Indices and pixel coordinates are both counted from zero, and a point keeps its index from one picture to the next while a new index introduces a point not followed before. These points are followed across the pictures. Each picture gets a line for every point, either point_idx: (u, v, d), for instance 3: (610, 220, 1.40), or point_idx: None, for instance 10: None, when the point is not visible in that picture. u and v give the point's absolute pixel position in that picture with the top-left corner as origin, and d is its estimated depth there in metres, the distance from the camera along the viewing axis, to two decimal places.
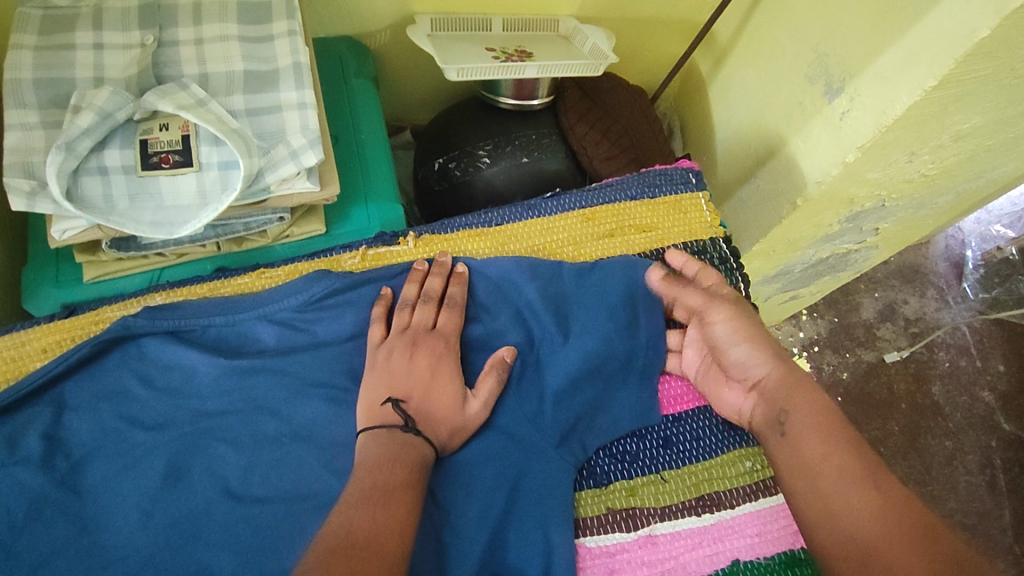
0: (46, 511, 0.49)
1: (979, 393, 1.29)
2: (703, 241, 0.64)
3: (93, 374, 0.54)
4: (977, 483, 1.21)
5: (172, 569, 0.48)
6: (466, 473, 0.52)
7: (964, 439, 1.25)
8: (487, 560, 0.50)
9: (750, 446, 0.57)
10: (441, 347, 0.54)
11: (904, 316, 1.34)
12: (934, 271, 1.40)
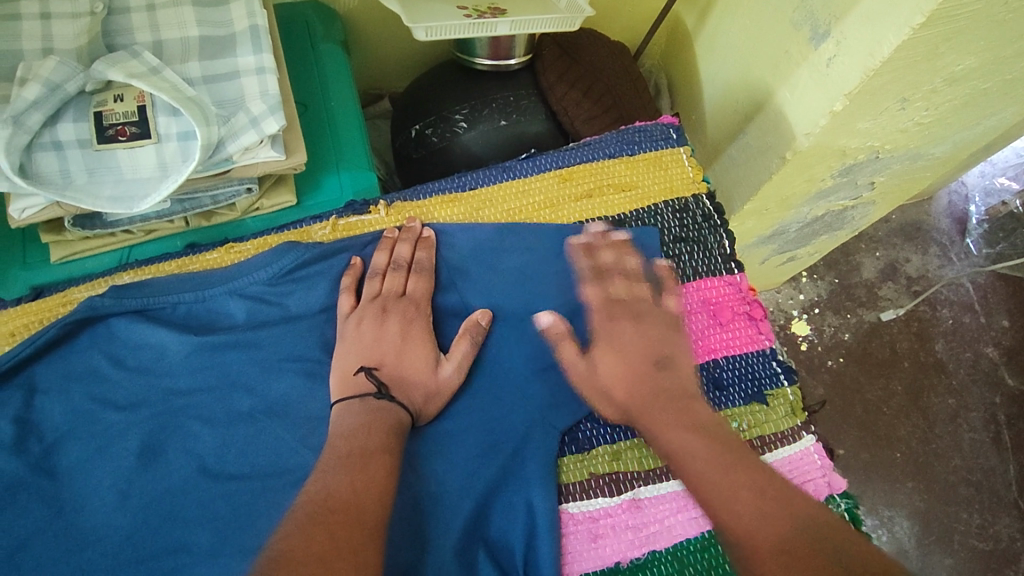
0: (21, 495, 0.49)
1: (983, 349, 1.27)
2: (685, 199, 0.61)
3: (65, 356, 0.53)
4: (981, 440, 1.20)
5: (151, 547, 0.48)
6: (442, 442, 0.51)
7: (967, 396, 1.23)
8: (470, 526, 0.49)
9: (734, 407, 0.55)
10: (412, 311, 0.54)
11: (906, 274, 1.32)
12: (937, 227, 1.37)
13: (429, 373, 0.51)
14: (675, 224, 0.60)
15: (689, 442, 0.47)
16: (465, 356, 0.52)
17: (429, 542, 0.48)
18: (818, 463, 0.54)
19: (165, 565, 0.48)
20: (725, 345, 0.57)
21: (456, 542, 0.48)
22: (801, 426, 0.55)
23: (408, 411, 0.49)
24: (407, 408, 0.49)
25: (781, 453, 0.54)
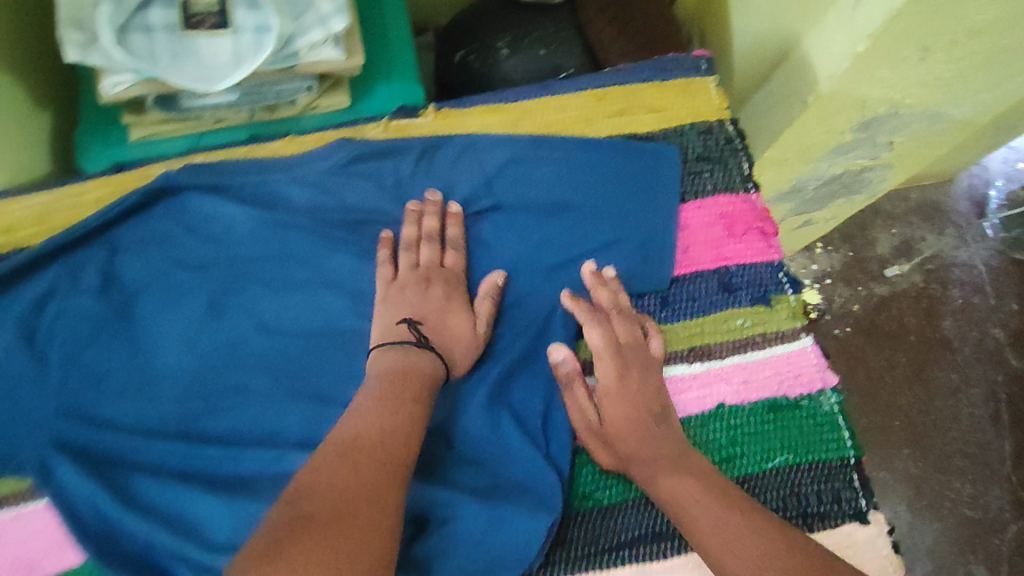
0: (107, 334, 0.55)
1: (990, 329, 1.27)
2: (710, 122, 0.65)
3: (143, 222, 0.58)
4: (980, 416, 1.20)
5: (216, 386, 0.55)
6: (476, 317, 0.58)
7: (971, 371, 1.23)
8: (497, 393, 0.55)
9: (742, 307, 0.60)
10: (451, 283, 0.57)
11: (919, 253, 1.33)
12: (954, 210, 1.37)
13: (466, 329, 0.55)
14: (699, 144, 0.64)
15: (686, 486, 0.49)
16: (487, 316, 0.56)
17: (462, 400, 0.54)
18: (814, 364, 0.59)
19: (228, 404, 0.54)
20: (737, 254, 0.61)
21: (487, 403, 0.54)
22: (800, 328, 0.60)
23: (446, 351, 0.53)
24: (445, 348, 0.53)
25: (780, 350, 0.59)
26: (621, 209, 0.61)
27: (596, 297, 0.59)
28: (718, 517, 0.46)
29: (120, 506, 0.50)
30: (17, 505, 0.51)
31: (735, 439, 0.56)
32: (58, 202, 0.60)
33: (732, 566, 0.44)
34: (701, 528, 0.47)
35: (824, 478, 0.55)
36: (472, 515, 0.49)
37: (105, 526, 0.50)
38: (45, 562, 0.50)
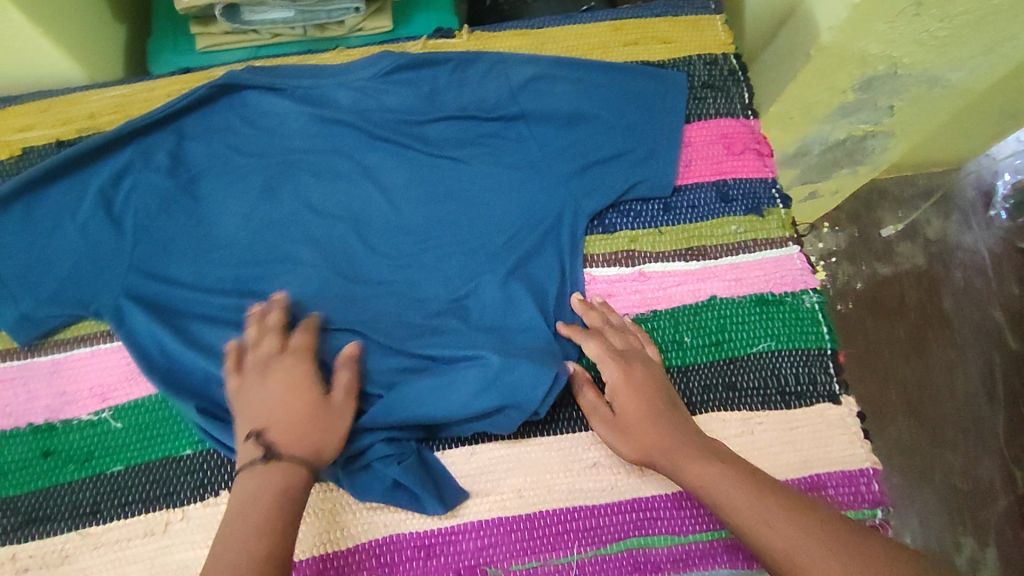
0: (173, 207, 0.63)
1: (989, 311, 1.33)
2: (715, 54, 0.71)
3: (207, 114, 0.66)
4: (975, 392, 1.25)
5: (266, 255, 0.62)
6: (497, 210, 0.65)
7: (968, 350, 1.29)
8: (513, 272, 0.62)
9: (736, 215, 0.66)
10: (294, 367, 0.54)
11: (924, 236, 1.39)
12: (961, 197, 1.42)
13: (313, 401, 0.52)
14: (704, 74, 0.71)
15: (710, 471, 0.51)
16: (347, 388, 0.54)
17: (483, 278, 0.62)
18: (798, 268, 0.65)
19: (277, 272, 0.62)
20: (734, 170, 0.68)
21: (503, 280, 0.62)
22: (788, 237, 0.66)
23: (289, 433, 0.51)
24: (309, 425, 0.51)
25: (768, 254, 0.66)
26: (631, 123, 0.67)
27: (604, 199, 0.65)
28: (750, 502, 0.48)
29: (185, 346, 0.57)
30: (93, 344, 0.60)
31: (725, 327, 0.62)
32: (134, 96, 0.68)
33: (768, 540, 0.47)
34: (734, 511, 0.49)
35: (803, 363, 0.61)
36: (488, 367, 0.55)
37: (171, 364, 0.58)
38: (118, 391, 0.59)
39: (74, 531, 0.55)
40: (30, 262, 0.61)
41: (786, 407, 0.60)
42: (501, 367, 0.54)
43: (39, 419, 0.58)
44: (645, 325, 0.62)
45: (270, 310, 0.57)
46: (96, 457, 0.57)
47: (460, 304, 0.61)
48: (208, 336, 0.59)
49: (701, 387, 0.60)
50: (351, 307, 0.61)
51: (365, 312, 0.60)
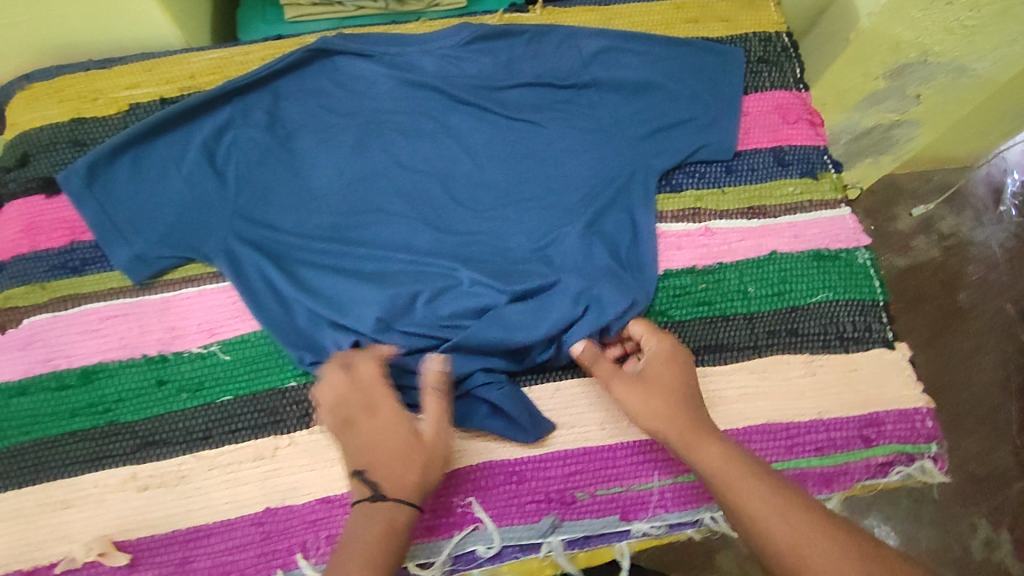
0: (271, 160, 0.68)
1: (1003, 304, 1.37)
2: (769, 32, 0.77)
3: (300, 77, 0.71)
4: (991, 381, 1.30)
5: (359, 206, 0.67)
6: (571, 169, 0.69)
7: (985, 341, 1.33)
8: (590, 227, 0.67)
9: (793, 178, 0.71)
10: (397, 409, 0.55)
11: (938, 231, 1.43)
12: (974, 195, 1.48)
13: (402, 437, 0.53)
14: (760, 49, 0.76)
15: (755, 493, 0.49)
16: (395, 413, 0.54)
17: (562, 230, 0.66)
18: (851, 226, 0.70)
19: (372, 222, 0.67)
20: (790, 137, 0.73)
21: (581, 233, 0.66)
22: (840, 200, 0.71)
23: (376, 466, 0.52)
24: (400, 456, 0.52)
25: (823, 214, 0.70)
26: (695, 92, 0.72)
27: (672, 160, 0.70)
28: (796, 531, 0.47)
29: (293, 287, 0.63)
30: (200, 284, 0.65)
31: (786, 279, 0.67)
32: (232, 58, 0.73)
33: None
34: (778, 539, 0.47)
35: (859, 312, 0.66)
36: (572, 285, 0.63)
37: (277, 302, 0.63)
38: (225, 326, 0.64)
39: (189, 454, 0.60)
40: (141, 209, 0.66)
41: (844, 351, 0.65)
42: (584, 284, 0.62)
43: (152, 351, 0.63)
44: (712, 277, 0.67)
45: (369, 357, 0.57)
46: (206, 386, 0.62)
47: (541, 253, 0.66)
48: (311, 279, 0.64)
49: (765, 333, 0.65)
50: (441, 255, 0.66)
51: (455, 258, 0.65)
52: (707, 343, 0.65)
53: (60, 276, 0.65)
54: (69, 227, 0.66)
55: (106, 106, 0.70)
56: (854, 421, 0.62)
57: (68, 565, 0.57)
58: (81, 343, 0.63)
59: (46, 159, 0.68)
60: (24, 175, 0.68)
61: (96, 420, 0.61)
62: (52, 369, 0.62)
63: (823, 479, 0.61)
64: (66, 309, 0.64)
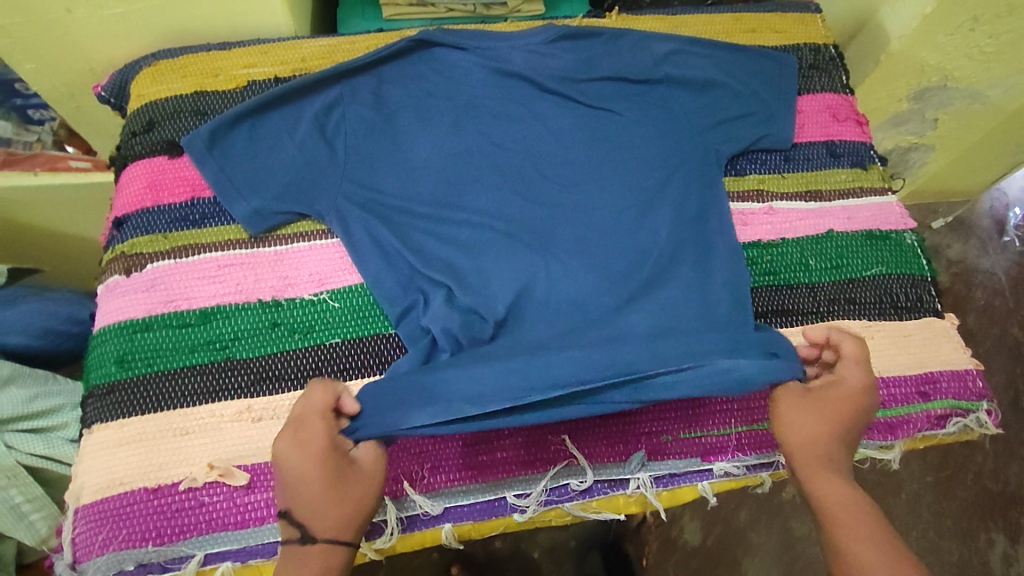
0: (376, 134, 0.76)
1: (1009, 328, 1.57)
2: (818, 43, 0.87)
3: (403, 63, 0.80)
4: (999, 399, 1.49)
5: (456, 177, 0.75)
6: (647, 150, 0.77)
7: (991, 362, 1.52)
8: (670, 207, 0.74)
9: (844, 167, 0.79)
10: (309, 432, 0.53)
11: (947, 257, 1.64)
12: (979, 225, 1.67)
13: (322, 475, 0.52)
14: (810, 58, 0.86)
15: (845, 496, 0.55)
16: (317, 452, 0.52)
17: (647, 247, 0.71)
18: (897, 211, 0.77)
19: (469, 194, 0.74)
20: (840, 133, 0.81)
21: (666, 210, 0.73)
22: (886, 188, 0.79)
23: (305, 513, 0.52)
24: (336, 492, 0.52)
25: (873, 199, 0.78)
26: (757, 88, 0.80)
27: (738, 147, 0.78)
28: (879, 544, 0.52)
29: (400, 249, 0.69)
30: (312, 239, 0.71)
31: (842, 254, 0.74)
32: (342, 47, 0.82)
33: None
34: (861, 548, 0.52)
35: (910, 284, 0.73)
36: (653, 213, 0.73)
37: (383, 258, 0.69)
38: (334, 277, 0.69)
39: (303, 389, 0.64)
40: (255, 170, 0.72)
41: (898, 318, 0.71)
42: (662, 213, 0.73)
43: (266, 296, 0.68)
44: (777, 250, 0.74)
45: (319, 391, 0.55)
46: (316, 329, 0.67)
47: (623, 225, 0.73)
48: (415, 239, 0.71)
49: (826, 300, 0.72)
50: (531, 222, 0.73)
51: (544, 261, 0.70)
52: (775, 308, 0.71)
53: (181, 228, 0.70)
54: (190, 186, 0.73)
55: (224, 82, 0.78)
56: (911, 379, 0.67)
57: (190, 487, 0.59)
58: (202, 287, 0.68)
59: (171, 126, 0.75)
60: (149, 140, 0.75)
61: (212, 356, 0.65)
62: (173, 309, 0.66)
63: (888, 428, 0.65)
64: (188, 257, 0.69)
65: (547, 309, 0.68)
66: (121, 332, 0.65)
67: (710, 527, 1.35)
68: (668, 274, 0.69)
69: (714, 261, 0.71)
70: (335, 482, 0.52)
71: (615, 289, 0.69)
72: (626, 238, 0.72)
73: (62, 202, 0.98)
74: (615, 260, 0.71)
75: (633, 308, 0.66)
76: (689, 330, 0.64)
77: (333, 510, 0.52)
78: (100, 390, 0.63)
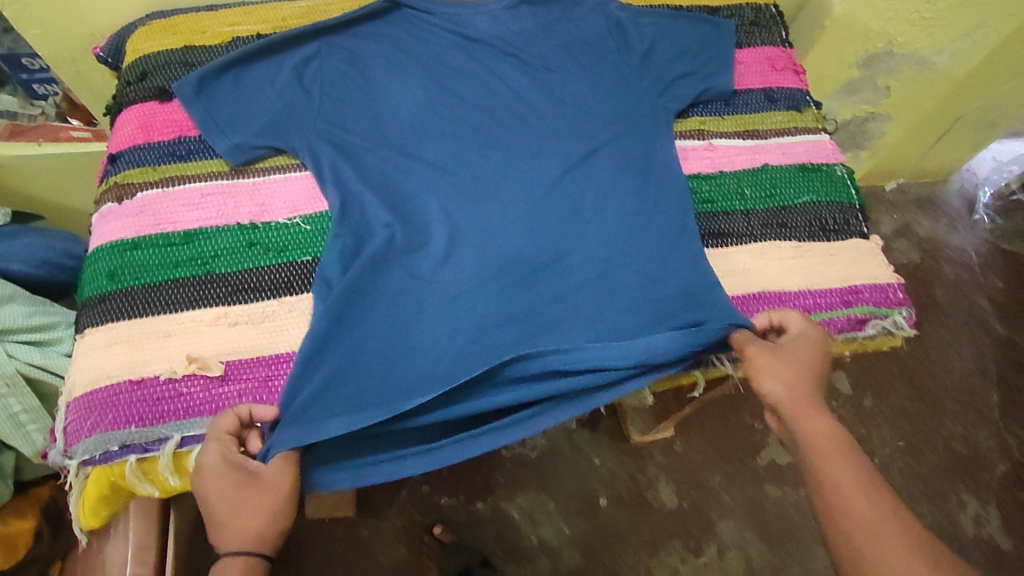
0: (348, 84, 0.83)
1: (978, 299, 1.56)
2: (760, 4, 0.94)
3: (377, 24, 0.88)
4: (970, 368, 1.48)
5: (422, 126, 0.82)
6: (598, 104, 0.84)
7: (961, 333, 1.52)
8: (617, 156, 0.81)
9: (781, 110, 0.86)
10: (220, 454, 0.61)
11: (916, 234, 1.63)
12: (946, 205, 1.69)
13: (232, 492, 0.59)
14: (752, 17, 0.93)
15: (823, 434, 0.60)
16: (214, 470, 0.60)
17: (588, 218, 0.78)
18: (828, 149, 0.84)
19: (429, 143, 0.81)
20: (778, 80, 0.88)
21: (612, 161, 0.81)
22: (820, 128, 0.85)
23: (218, 528, 0.58)
24: (236, 502, 0.59)
25: (807, 138, 0.84)
26: (699, 43, 0.87)
27: (683, 103, 0.84)
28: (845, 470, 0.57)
29: (357, 193, 0.76)
30: (287, 172, 0.78)
31: (776, 185, 0.80)
32: (320, 10, 0.90)
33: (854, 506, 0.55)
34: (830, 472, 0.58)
35: (839, 210, 0.79)
36: (601, 165, 0.81)
37: (340, 193, 0.75)
38: (305, 206, 0.76)
39: (275, 299, 0.71)
40: (237, 114, 0.79)
41: (827, 240, 0.77)
42: (609, 165, 0.81)
43: (244, 221, 0.75)
44: (715, 181, 0.80)
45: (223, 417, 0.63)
46: (289, 249, 0.73)
47: (572, 175, 0.80)
48: (375, 179, 0.78)
49: (760, 224, 0.78)
50: (489, 170, 0.80)
51: (488, 228, 0.77)
52: (712, 231, 0.77)
53: (168, 162, 0.78)
54: (177, 126, 0.80)
55: (212, 38, 0.86)
56: (836, 290, 0.73)
57: (169, 377, 0.66)
58: (185, 213, 0.74)
59: (161, 75, 0.82)
60: (142, 88, 0.82)
61: (194, 271, 0.71)
62: (159, 231, 0.73)
63: None
64: (172, 187, 0.76)
65: (499, 249, 0.76)
66: (112, 250, 0.72)
67: (686, 491, 1.33)
68: (612, 221, 0.78)
69: (656, 205, 0.78)
70: (235, 497, 0.59)
71: (562, 236, 0.77)
72: (574, 189, 0.80)
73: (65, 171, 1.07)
74: (564, 211, 0.79)
75: (573, 256, 0.76)
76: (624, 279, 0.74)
77: (236, 523, 0.58)
78: (91, 301, 0.70)
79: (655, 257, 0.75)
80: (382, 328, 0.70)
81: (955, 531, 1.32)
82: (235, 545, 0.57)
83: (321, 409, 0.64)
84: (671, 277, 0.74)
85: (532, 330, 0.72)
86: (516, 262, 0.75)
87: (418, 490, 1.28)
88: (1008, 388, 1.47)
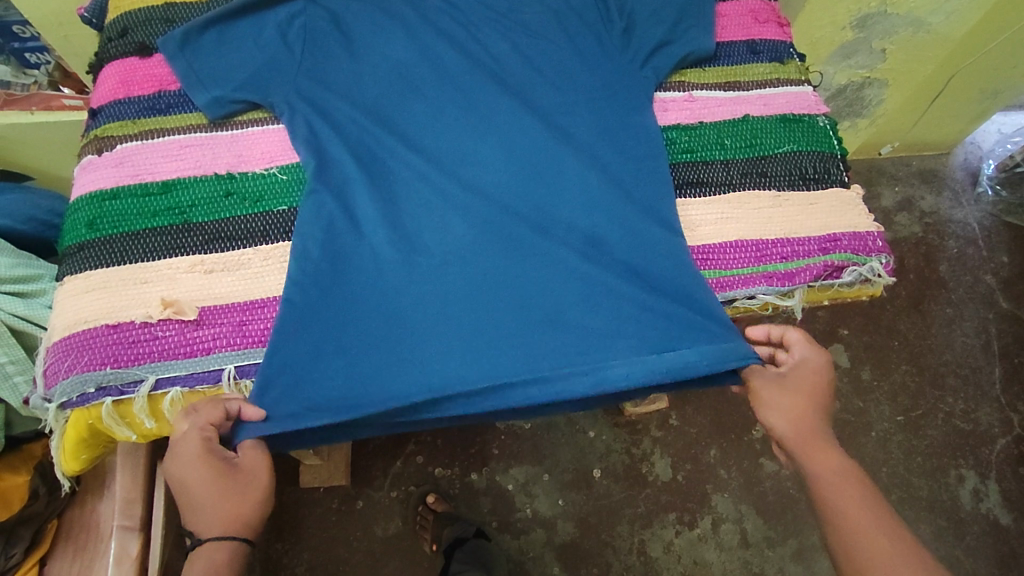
0: (330, 45, 0.81)
1: (982, 275, 1.54)
2: None
3: None
4: (972, 344, 1.46)
5: (403, 89, 0.80)
6: (585, 63, 0.82)
7: (964, 308, 1.50)
8: (603, 121, 0.79)
9: (764, 62, 0.85)
10: (199, 442, 0.60)
11: (920, 208, 1.61)
12: (951, 177, 1.66)
13: (213, 477, 0.60)
14: None
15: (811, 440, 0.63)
16: (195, 455, 0.59)
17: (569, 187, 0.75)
18: (811, 100, 0.83)
19: (410, 102, 0.80)
20: (760, 33, 0.87)
21: (596, 127, 0.78)
22: (803, 80, 0.84)
23: (192, 511, 0.60)
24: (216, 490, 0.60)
25: (789, 89, 0.84)
26: None
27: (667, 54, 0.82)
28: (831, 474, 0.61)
29: (337, 162, 0.75)
30: (265, 125, 0.78)
31: (756, 135, 0.80)
32: None
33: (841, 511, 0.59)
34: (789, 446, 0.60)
35: (819, 160, 0.79)
36: (585, 132, 0.78)
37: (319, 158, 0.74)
38: (281, 157, 0.76)
39: (252, 247, 0.72)
40: (219, 70, 0.78)
41: (807, 189, 0.77)
42: (594, 132, 0.78)
43: (222, 171, 0.75)
44: (695, 132, 0.80)
45: (204, 410, 0.61)
46: (266, 199, 0.74)
47: (556, 139, 0.77)
48: (352, 140, 0.77)
49: (739, 173, 0.78)
50: (471, 135, 0.78)
51: (464, 191, 0.74)
52: (689, 181, 0.77)
53: (148, 116, 0.78)
54: (157, 81, 0.80)
55: None
56: (814, 238, 0.74)
57: (145, 322, 0.67)
58: (164, 164, 0.75)
59: (142, 31, 0.83)
60: (124, 44, 0.82)
61: (172, 221, 0.72)
62: (138, 182, 0.74)
63: (786, 276, 0.72)
64: (151, 139, 0.76)
65: (477, 215, 0.73)
66: (92, 201, 0.72)
67: (681, 465, 1.32)
68: (594, 187, 0.75)
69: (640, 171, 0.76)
70: (215, 485, 0.60)
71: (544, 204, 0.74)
72: (558, 156, 0.76)
73: (59, 141, 1.10)
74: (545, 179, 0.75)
75: (553, 225, 0.73)
76: (603, 247, 0.72)
77: (216, 510, 0.60)
78: (72, 249, 0.71)
79: (636, 217, 0.73)
80: (355, 296, 0.69)
81: (953, 506, 1.31)
82: (210, 527, 0.59)
83: (306, 385, 0.65)
84: (652, 242, 0.72)
85: (507, 299, 0.69)
86: (495, 230, 0.72)
87: (412, 461, 1.29)
88: (1011, 364, 1.45)
